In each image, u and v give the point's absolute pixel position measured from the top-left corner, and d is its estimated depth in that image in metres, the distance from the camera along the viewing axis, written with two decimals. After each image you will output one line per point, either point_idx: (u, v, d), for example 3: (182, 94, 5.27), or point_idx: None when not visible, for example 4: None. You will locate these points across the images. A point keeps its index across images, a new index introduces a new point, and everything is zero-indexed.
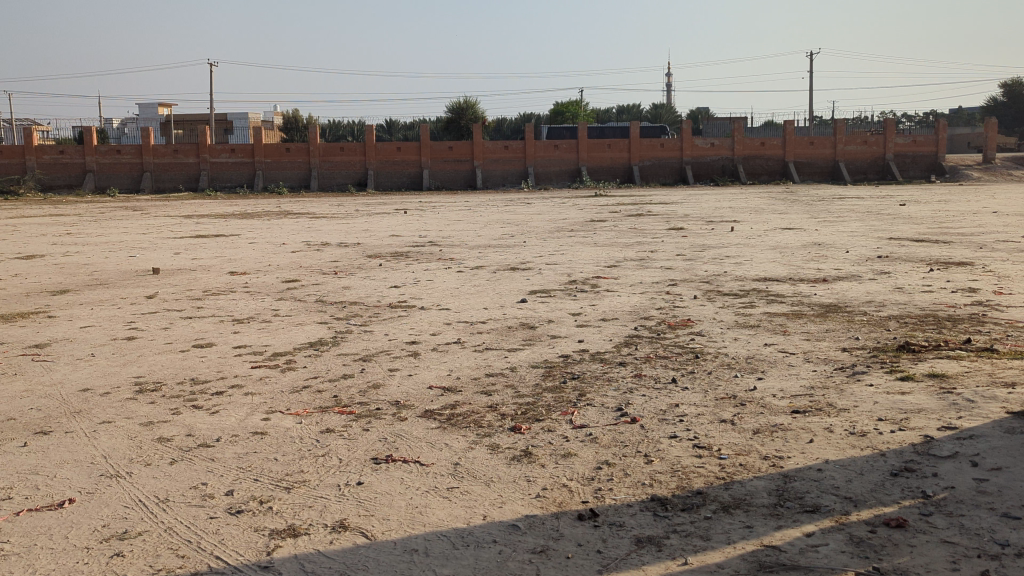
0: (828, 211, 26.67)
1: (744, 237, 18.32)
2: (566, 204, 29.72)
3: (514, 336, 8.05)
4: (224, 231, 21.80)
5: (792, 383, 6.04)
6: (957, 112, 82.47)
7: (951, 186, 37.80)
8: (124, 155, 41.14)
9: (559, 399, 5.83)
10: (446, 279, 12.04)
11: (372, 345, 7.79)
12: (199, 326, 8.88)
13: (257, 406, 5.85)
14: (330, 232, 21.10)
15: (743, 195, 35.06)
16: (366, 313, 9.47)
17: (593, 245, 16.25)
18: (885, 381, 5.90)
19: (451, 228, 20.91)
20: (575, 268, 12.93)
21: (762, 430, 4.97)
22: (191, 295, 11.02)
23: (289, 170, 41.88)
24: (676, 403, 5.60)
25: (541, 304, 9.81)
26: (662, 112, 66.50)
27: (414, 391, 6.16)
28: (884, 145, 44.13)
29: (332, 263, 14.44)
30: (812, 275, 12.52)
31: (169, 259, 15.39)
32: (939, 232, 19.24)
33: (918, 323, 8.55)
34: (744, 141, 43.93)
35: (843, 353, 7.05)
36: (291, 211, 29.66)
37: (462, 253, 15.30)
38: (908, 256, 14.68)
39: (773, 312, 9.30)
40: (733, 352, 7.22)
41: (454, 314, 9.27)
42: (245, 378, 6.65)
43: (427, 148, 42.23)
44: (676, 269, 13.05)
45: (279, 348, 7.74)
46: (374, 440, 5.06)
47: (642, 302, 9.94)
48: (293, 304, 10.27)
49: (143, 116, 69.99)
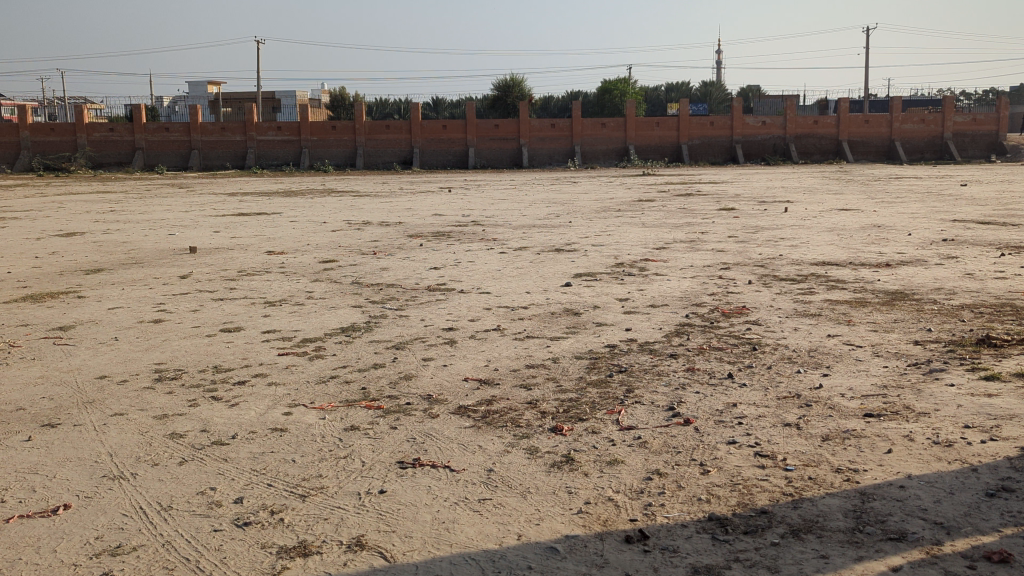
0: (886, 191, 25.75)
1: (797, 218, 17.58)
2: (613, 183, 29.07)
3: (557, 323, 7.57)
4: (267, 209, 21.58)
5: (862, 382, 5.48)
6: (1020, 88, 79.57)
7: (1013, 166, 36.40)
8: (173, 132, 41.25)
9: (604, 395, 5.34)
10: (488, 260, 11.60)
11: (406, 332, 7.36)
12: (229, 309, 8.51)
13: (279, 398, 5.46)
14: (372, 211, 20.76)
15: (796, 175, 34.08)
16: (403, 297, 9.06)
17: (641, 226, 15.65)
18: (968, 381, 5.31)
19: (495, 207, 20.46)
20: (622, 250, 12.41)
21: (832, 437, 4.43)
22: (226, 276, 10.69)
23: (335, 148, 41.69)
24: (734, 403, 5.09)
25: (587, 288, 9.31)
26: (712, 90, 65.11)
27: (447, 384, 5.71)
28: (942, 124, 42.65)
29: (372, 243, 14.08)
30: (873, 259, 11.83)
31: (208, 238, 15.14)
32: (1005, 214, 18.32)
33: (995, 314, 7.88)
34: (796, 119, 42.73)
35: (916, 347, 6.45)
36: (335, 189, 29.45)
37: (505, 233, 14.85)
38: (975, 240, 13.88)
39: (835, 299, 8.68)
40: (793, 344, 6.65)
41: (494, 299, 8.79)
42: (271, 366, 6.27)
43: (473, 127, 41.72)
44: (729, 252, 12.43)
45: (308, 334, 7.35)
46: (401, 440, 4.63)
47: (694, 287, 9.37)
48: (328, 285, 9.90)
49: (192, 94, 70.38)
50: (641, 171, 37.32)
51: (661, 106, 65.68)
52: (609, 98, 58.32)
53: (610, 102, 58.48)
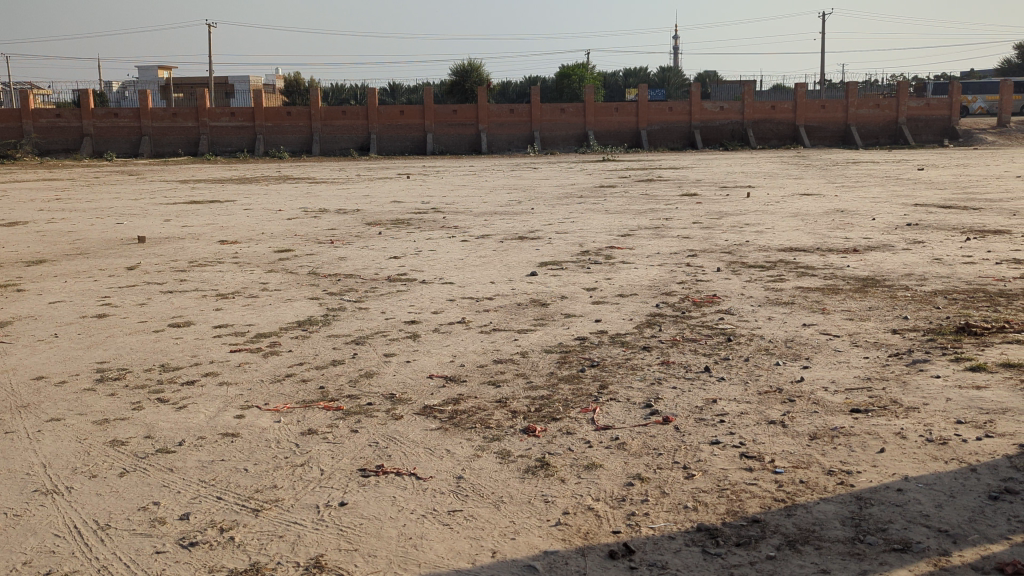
0: (845, 176, 25.82)
1: (760, 204, 17.45)
2: (574, 169, 28.84)
3: (523, 315, 7.28)
4: (220, 197, 21.01)
5: (844, 374, 5.26)
6: (969, 75, 80.73)
7: (966, 151, 36.84)
8: (122, 118, 40.16)
9: (577, 393, 5.06)
10: (450, 249, 11.28)
11: (366, 325, 7.02)
12: (178, 303, 8.09)
13: (230, 400, 5.10)
14: (329, 198, 20.30)
15: (755, 159, 34.15)
16: (362, 288, 8.71)
17: (605, 213, 15.40)
18: (954, 373, 5.11)
19: (455, 194, 20.11)
20: (586, 237, 12.16)
21: (821, 436, 4.20)
22: (175, 267, 10.24)
23: (290, 134, 40.93)
24: (714, 399, 4.83)
25: (553, 277, 9.03)
26: (670, 75, 65.10)
27: (411, 382, 5.40)
28: (896, 109, 42.96)
29: (329, 231, 13.69)
30: (840, 244, 11.69)
31: (158, 226, 14.64)
32: (964, 198, 18.38)
33: (969, 300, 7.74)
34: (754, 104, 42.76)
35: (895, 336, 6.26)
36: (291, 175, 28.89)
37: (467, 221, 14.52)
38: (939, 224, 13.83)
39: (807, 287, 8.50)
40: (769, 335, 6.42)
41: (457, 289, 8.48)
42: (222, 364, 5.90)
43: (431, 112, 41.17)
44: (694, 238, 12.21)
45: (263, 328, 6.98)
46: (362, 445, 4.31)
47: (662, 275, 9.13)
48: (283, 276, 9.50)
49: (143, 79, 68.83)
50: (602, 156, 37.18)
51: (620, 91, 65.56)
52: (567, 83, 58.04)
53: (568, 87, 58.20)
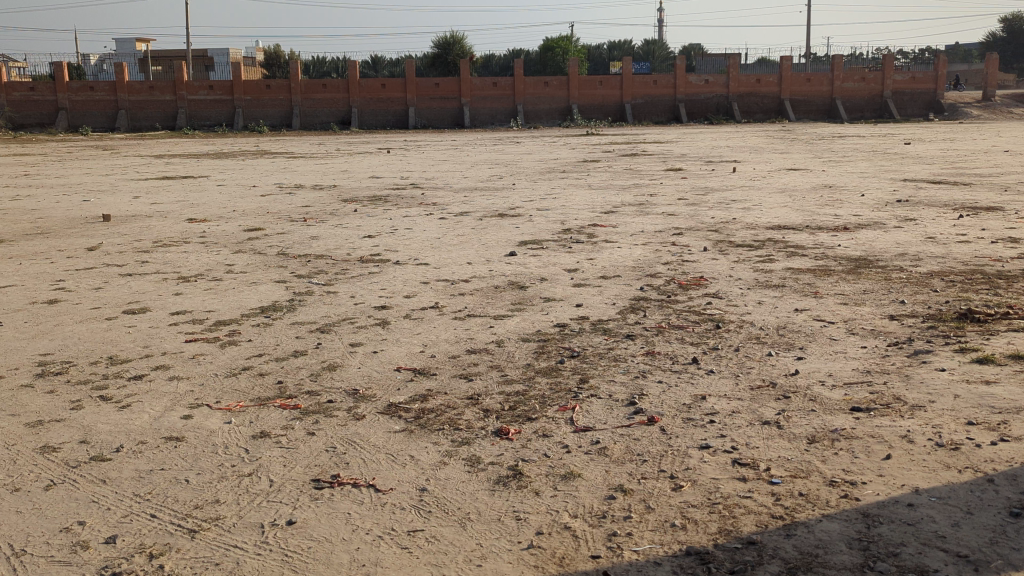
0: (832, 150, 25.52)
1: (747, 179, 17.08)
2: (557, 143, 28.38)
3: (501, 299, 6.89)
4: (193, 172, 20.47)
5: (842, 367, 4.91)
6: (954, 49, 80.51)
7: (952, 125, 36.57)
8: (98, 92, 39.24)
9: (555, 388, 4.67)
10: (427, 227, 10.87)
11: (333, 312, 6.60)
12: (136, 286, 7.64)
13: (178, 397, 4.68)
14: (306, 173, 19.80)
15: (740, 134, 33.79)
16: (332, 270, 8.28)
17: (588, 188, 14.99)
18: (960, 367, 4.77)
19: (435, 169, 19.64)
20: (568, 214, 11.76)
21: (820, 439, 3.84)
22: (138, 247, 9.78)
23: (270, 107, 40.18)
24: (703, 395, 4.47)
25: (532, 257, 8.63)
26: (654, 48, 64.47)
27: (376, 376, 4.99)
28: (882, 83, 42.60)
29: (303, 208, 13.23)
30: (829, 222, 11.34)
31: (126, 204, 14.13)
32: (954, 173, 18.09)
33: (967, 283, 7.41)
34: (739, 77, 42.28)
35: (893, 324, 5.91)
36: (268, 150, 28.34)
37: (446, 197, 14.09)
38: (930, 200, 13.51)
39: (798, 268, 8.13)
40: (760, 321, 6.05)
41: (432, 271, 8.06)
42: (175, 357, 5.47)
43: (413, 85, 40.45)
44: (679, 215, 11.82)
45: (223, 315, 6.56)
46: (318, 451, 3.91)
47: (646, 255, 8.75)
48: (251, 258, 9.06)
49: (120, 51, 67.53)
50: (586, 130, 36.67)
51: (604, 64, 64.94)
52: (551, 56, 57.32)
53: (552, 60, 57.50)
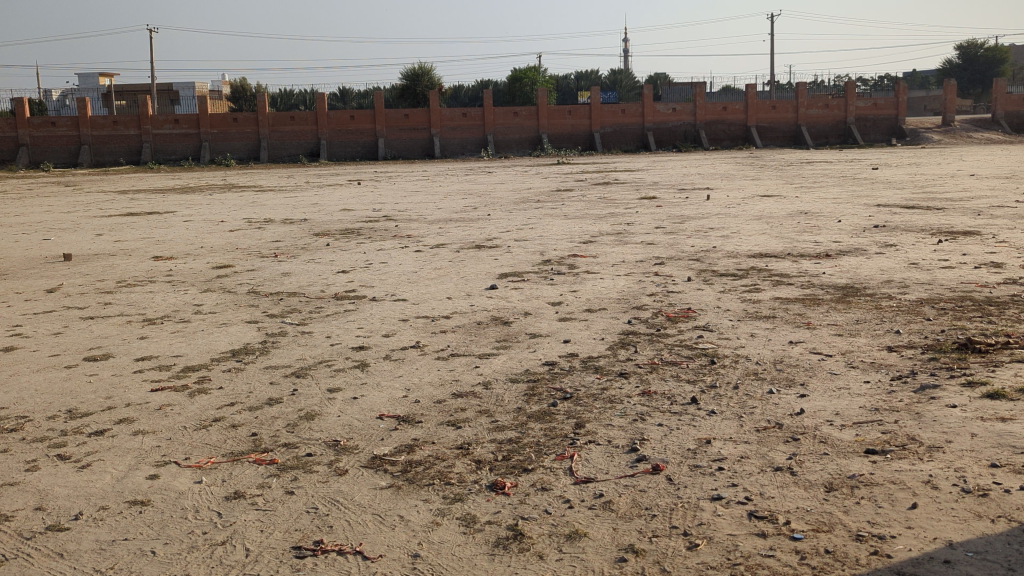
0: (801, 176, 25.64)
1: (721, 206, 17.00)
2: (528, 172, 28.23)
3: (484, 336, 6.61)
4: (159, 208, 20.04)
5: (848, 404, 4.67)
6: (912, 75, 82.00)
7: (916, 149, 36.98)
8: (60, 127, 38.71)
9: (550, 434, 4.40)
10: (403, 261, 10.60)
11: (308, 354, 6.28)
12: (98, 331, 7.29)
13: (143, 455, 4.35)
14: (275, 207, 19.44)
15: (709, 161, 33.90)
16: (306, 308, 7.97)
17: (563, 218, 14.82)
18: (971, 402, 4.55)
19: (407, 200, 19.38)
20: (547, 245, 11.54)
21: (838, 487, 3.58)
22: (101, 288, 9.42)
23: (237, 141, 39.79)
24: (708, 439, 4.21)
25: (514, 291, 8.38)
26: (621, 78, 64.99)
27: (358, 425, 4.69)
28: (845, 109, 43.13)
29: (273, 244, 12.90)
30: (810, 248, 11.21)
31: (89, 242, 13.71)
32: (925, 197, 18.17)
33: (958, 310, 7.25)
34: (705, 105, 42.60)
35: (892, 355, 5.71)
36: (235, 184, 27.94)
37: (420, 229, 13.83)
38: (906, 225, 13.46)
39: (786, 297, 7.95)
40: (755, 356, 5.82)
41: (410, 308, 7.77)
42: (140, 408, 5.14)
43: (382, 116, 40.27)
44: (659, 244, 11.63)
45: (192, 360, 6.23)
46: (299, 512, 3.60)
47: (630, 286, 8.52)
48: (220, 297, 8.72)
49: (83, 86, 66.84)
50: (557, 159, 36.67)
51: (572, 94, 65.31)
52: (519, 86, 57.55)
53: (520, 90, 57.71)
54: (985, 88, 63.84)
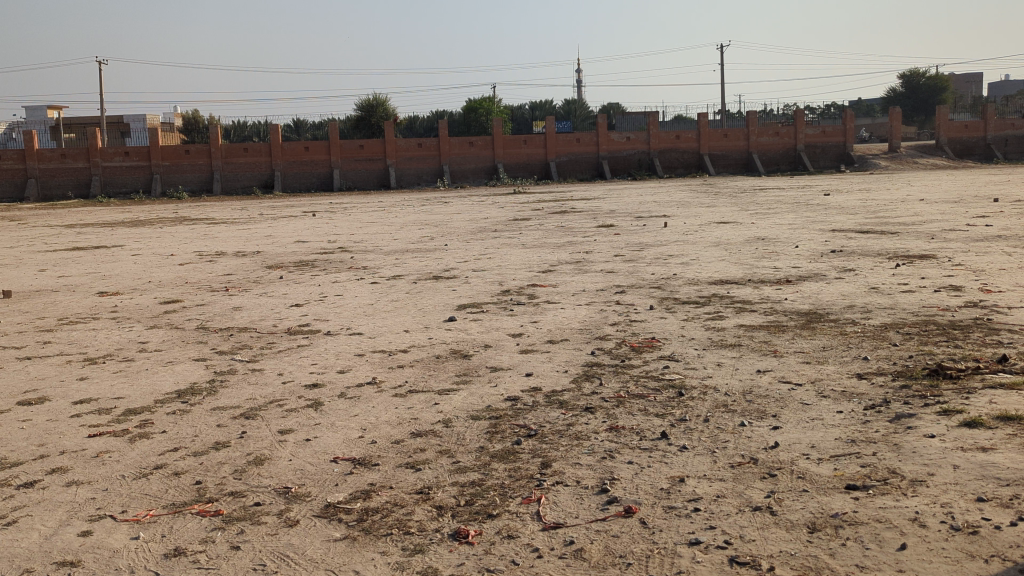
0: (756, 202, 25.80)
1: (679, 233, 16.96)
2: (486, 202, 28.06)
3: (442, 371, 6.36)
4: (107, 242, 19.52)
5: (824, 436, 4.49)
6: (858, 103, 83.62)
7: (865, 175, 37.52)
8: (5, 161, 37.84)
9: (515, 475, 4.16)
10: (358, 293, 10.34)
11: (258, 393, 5.98)
12: (34, 372, 6.92)
13: (77, 508, 4.04)
14: (227, 239, 19.04)
15: (664, 188, 34.06)
16: (258, 344, 7.67)
17: (522, 247, 14.66)
18: (950, 432, 4.39)
19: (363, 231, 19.11)
20: (506, 275, 11.34)
21: (821, 527, 3.38)
22: (41, 326, 9.02)
23: (189, 173, 39.16)
24: (681, 477, 4.00)
25: (473, 322, 8.14)
26: (575, 108, 65.51)
27: (310, 469, 4.41)
28: (795, 136, 43.79)
29: (224, 277, 12.56)
30: (770, 275, 11.12)
31: (31, 278, 13.22)
32: (878, 221, 18.30)
33: (924, 334, 7.16)
34: (659, 134, 42.92)
35: (863, 383, 5.55)
36: (187, 216, 27.37)
37: (376, 260, 13.56)
38: (862, 250, 13.49)
39: (750, 325, 7.80)
40: (724, 386, 5.64)
41: (366, 342, 7.50)
42: (76, 456, 4.81)
43: (337, 147, 40.01)
44: (619, 272, 11.49)
45: (135, 402, 5.91)
46: (245, 570, 3.32)
47: (592, 316, 8.34)
48: (167, 333, 8.38)
49: (31, 118, 65.62)
50: (513, 189, 36.60)
51: (527, 123, 65.59)
52: (475, 117, 57.73)
53: (475, 120, 57.85)
54: (928, 115, 65.42)
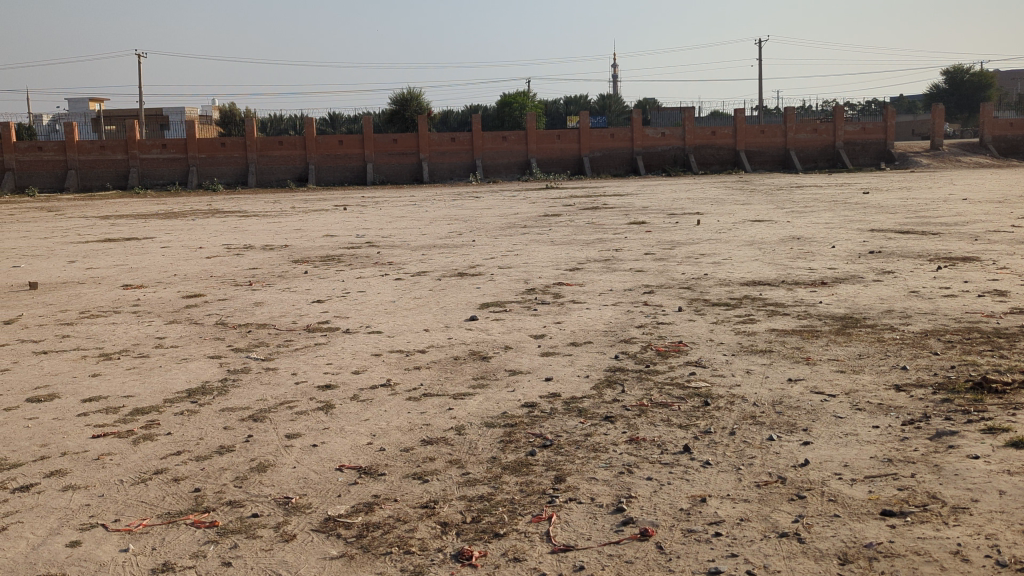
0: (792, 200, 25.33)
1: (712, 231, 16.62)
2: (517, 197, 27.79)
3: (460, 373, 6.14)
4: (138, 234, 19.53)
5: (857, 454, 4.21)
6: (898, 99, 82.12)
7: (906, 173, 36.74)
8: (46, 151, 38.28)
9: (526, 490, 3.93)
10: (382, 289, 10.16)
11: (270, 394, 5.81)
12: (48, 367, 6.81)
13: (69, 516, 3.88)
14: (256, 232, 18.98)
15: (699, 185, 33.61)
16: (275, 342, 7.50)
17: (550, 244, 14.41)
18: (997, 453, 4.09)
19: (392, 226, 18.95)
20: (532, 272, 11.11)
21: (854, 559, 3.12)
22: (61, 319, 8.93)
23: (224, 166, 39.37)
24: (704, 496, 3.75)
25: (495, 322, 7.92)
26: (610, 103, 65.01)
27: (314, 478, 4.21)
28: (833, 133, 43.05)
29: (250, 271, 12.46)
30: (804, 276, 10.78)
31: (59, 270, 13.20)
32: (919, 221, 17.82)
33: (966, 342, 6.82)
34: (694, 130, 42.38)
35: (900, 396, 5.26)
36: (219, 209, 27.41)
37: (402, 256, 13.39)
38: (902, 251, 13.08)
39: (782, 329, 7.51)
40: (753, 396, 5.36)
41: (384, 341, 7.31)
42: (77, 458, 4.65)
43: (370, 141, 39.99)
44: (649, 272, 11.22)
45: (144, 401, 5.76)
46: None
47: (618, 317, 8.08)
48: (185, 329, 8.25)
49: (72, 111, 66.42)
50: (545, 184, 36.31)
51: (561, 118, 65.22)
52: (509, 111, 57.51)
53: (510, 115, 57.62)
54: (971, 113, 64.04)
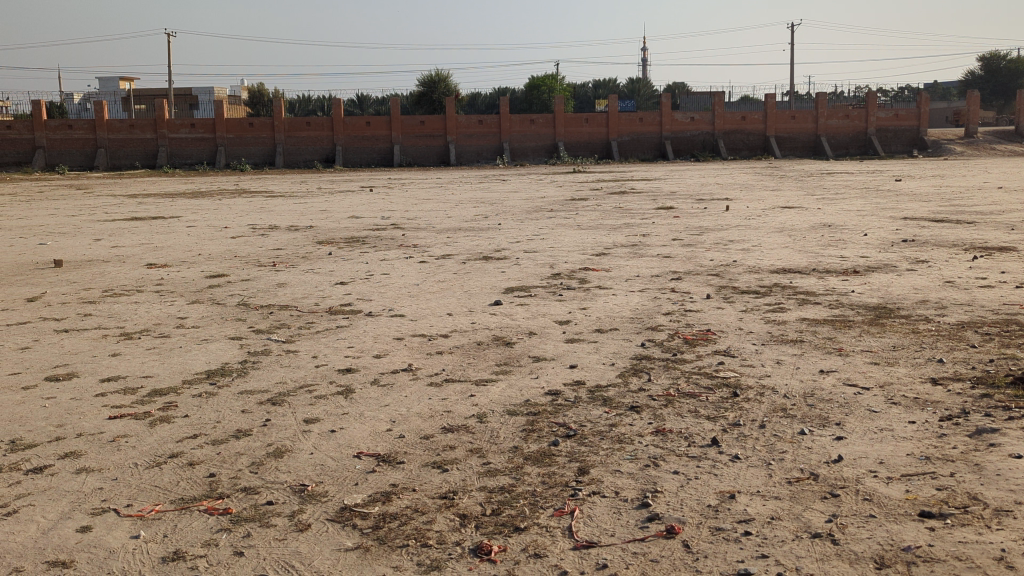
0: (823, 186, 24.95)
1: (741, 217, 16.36)
2: (544, 180, 27.64)
3: (482, 359, 6.02)
4: (165, 213, 19.57)
5: (893, 451, 4.05)
6: (932, 86, 80.79)
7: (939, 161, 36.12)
8: (76, 130, 38.50)
9: (548, 482, 3.81)
10: (406, 271, 10.06)
11: (289, 377, 5.72)
12: (69, 346, 6.77)
13: (82, 499, 3.80)
14: (283, 212, 18.94)
15: (728, 171, 33.18)
16: (296, 323, 7.42)
17: (576, 228, 14.24)
18: None
19: (418, 208, 18.85)
20: (558, 257, 10.95)
21: (891, 563, 2.97)
22: (85, 298, 8.92)
23: (252, 146, 39.43)
24: (732, 492, 3.62)
25: (519, 307, 7.79)
26: (639, 87, 64.35)
27: (331, 465, 4.11)
28: (866, 119, 42.40)
29: (274, 251, 12.41)
30: (836, 264, 10.55)
31: (85, 248, 13.20)
32: (953, 210, 17.48)
33: (1005, 335, 6.60)
34: (724, 115, 41.89)
35: (938, 390, 5.07)
36: (246, 189, 27.41)
37: (427, 238, 13.27)
38: (936, 240, 12.80)
39: (813, 319, 7.31)
40: (783, 388, 5.20)
41: (406, 324, 7.20)
42: (93, 439, 4.59)
43: (398, 123, 39.88)
44: (677, 257, 11.03)
45: (163, 382, 5.69)
46: None
47: (645, 304, 7.92)
48: (207, 309, 8.19)
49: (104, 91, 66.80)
50: (572, 167, 36.04)
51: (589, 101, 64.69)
52: (537, 94, 57.12)
53: (537, 97, 57.23)
54: (1007, 100, 62.82)
